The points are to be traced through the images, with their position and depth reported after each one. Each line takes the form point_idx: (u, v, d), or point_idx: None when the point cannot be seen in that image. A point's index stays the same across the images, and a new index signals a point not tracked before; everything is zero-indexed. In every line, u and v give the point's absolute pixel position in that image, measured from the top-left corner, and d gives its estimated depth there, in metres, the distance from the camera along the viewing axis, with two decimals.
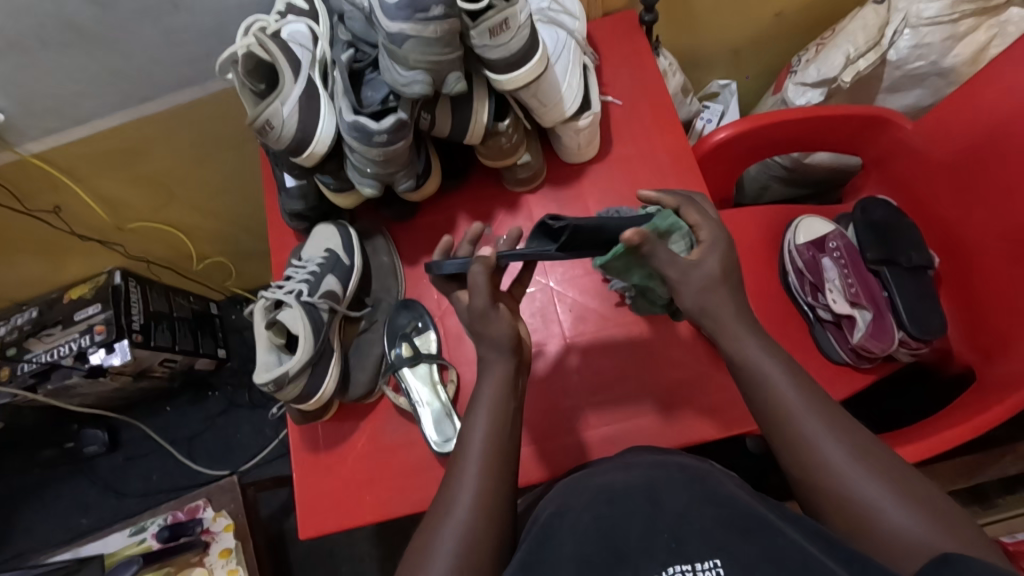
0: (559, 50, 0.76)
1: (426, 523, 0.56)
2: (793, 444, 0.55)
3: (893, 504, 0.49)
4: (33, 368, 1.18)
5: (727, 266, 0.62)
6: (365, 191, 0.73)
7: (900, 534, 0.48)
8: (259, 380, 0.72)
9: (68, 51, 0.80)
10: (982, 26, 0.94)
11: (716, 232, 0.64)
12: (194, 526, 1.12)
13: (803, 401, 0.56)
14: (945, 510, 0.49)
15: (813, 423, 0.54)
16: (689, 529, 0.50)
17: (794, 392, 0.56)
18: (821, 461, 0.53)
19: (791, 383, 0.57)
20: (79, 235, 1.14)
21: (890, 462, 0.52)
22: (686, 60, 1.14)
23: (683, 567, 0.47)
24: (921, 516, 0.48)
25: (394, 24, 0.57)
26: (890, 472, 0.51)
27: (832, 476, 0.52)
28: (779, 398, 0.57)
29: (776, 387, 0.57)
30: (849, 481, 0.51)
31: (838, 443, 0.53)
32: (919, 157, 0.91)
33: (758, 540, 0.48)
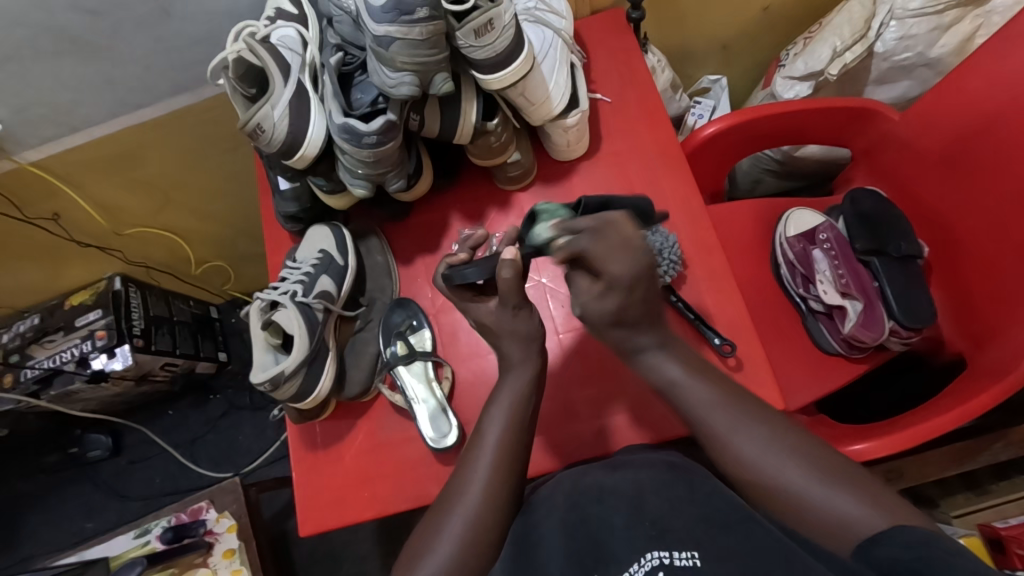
0: (545, 49, 0.77)
1: (431, 514, 0.60)
2: (712, 444, 0.60)
3: (815, 487, 0.53)
4: (36, 374, 1.20)
5: (630, 300, 0.60)
6: (356, 191, 0.74)
7: (823, 514, 0.52)
8: (255, 379, 0.73)
9: (63, 60, 0.81)
10: (967, 17, 0.95)
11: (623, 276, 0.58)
12: (198, 527, 1.14)
13: (715, 400, 0.61)
14: (866, 485, 0.53)
15: (722, 420, 0.59)
16: (673, 521, 0.54)
17: (707, 392, 0.61)
18: (741, 457, 0.57)
19: (703, 384, 0.61)
20: (79, 241, 1.15)
21: (807, 446, 0.56)
22: (676, 57, 1.15)
23: (661, 553, 0.51)
24: (841, 493, 0.52)
25: (381, 27, 0.59)
26: (809, 457, 0.55)
27: (749, 471, 0.57)
28: (688, 398, 0.62)
29: (688, 390, 0.62)
30: (768, 473, 0.55)
31: (752, 437, 0.58)
32: (906, 147, 0.92)
33: (736, 535, 0.52)
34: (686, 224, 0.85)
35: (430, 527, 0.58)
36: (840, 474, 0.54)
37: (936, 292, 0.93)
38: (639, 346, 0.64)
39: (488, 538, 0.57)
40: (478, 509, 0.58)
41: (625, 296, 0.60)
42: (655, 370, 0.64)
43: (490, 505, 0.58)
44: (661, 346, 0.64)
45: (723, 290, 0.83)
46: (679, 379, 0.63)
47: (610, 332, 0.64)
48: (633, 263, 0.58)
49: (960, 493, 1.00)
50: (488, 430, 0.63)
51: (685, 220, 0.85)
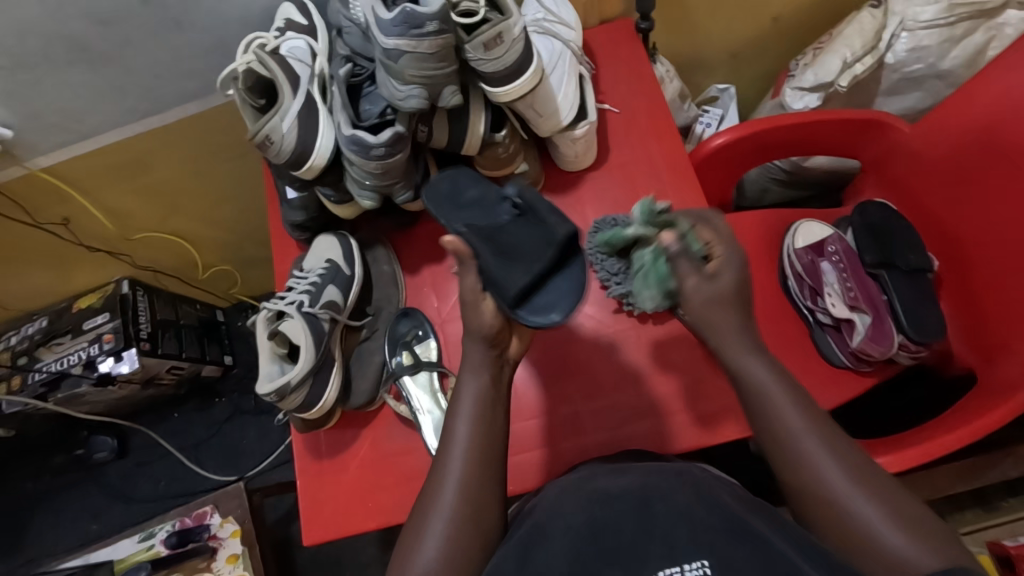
0: (554, 61, 0.77)
1: (415, 514, 0.60)
2: (790, 458, 0.55)
3: (887, 527, 0.50)
4: (44, 377, 1.21)
5: (741, 282, 0.62)
6: (364, 203, 0.74)
7: (888, 554, 0.49)
8: (261, 390, 0.73)
9: (73, 69, 0.81)
10: (978, 29, 0.94)
11: (731, 247, 0.63)
12: (202, 532, 1.15)
13: (801, 418, 0.56)
14: (931, 529, 0.50)
15: (810, 439, 0.55)
16: (678, 531, 0.53)
17: (795, 411, 0.57)
18: (824, 484, 0.53)
19: (791, 404, 0.57)
20: (87, 246, 1.16)
21: (880, 479, 0.53)
22: (685, 65, 1.15)
23: (671, 569, 0.51)
24: (912, 537, 0.49)
25: (389, 40, 0.59)
26: (881, 489, 0.52)
27: (832, 497, 0.53)
28: (779, 414, 0.57)
29: (782, 404, 0.57)
30: (852, 508, 0.52)
31: (836, 462, 0.54)
32: (917, 159, 0.91)
33: (747, 547, 0.50)
34: None
35: (417, 529, 0.58)
36: (911, 517, 0.51)
37: (948, 307, 0.92)
38: (738, 344, 0.61)
39: (479, 525, 0.57)
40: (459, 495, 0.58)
41: (739, 271, 0.62)
42: (745, 371, 0.60)
43: (471, 490, 0.58)
44: (753, 349, 0.61)
45: None
46: (766, 387, 0.58)
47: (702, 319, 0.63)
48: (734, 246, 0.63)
49: (969, 509, 0.99)
50: (459, 421, 0.61)
51: None
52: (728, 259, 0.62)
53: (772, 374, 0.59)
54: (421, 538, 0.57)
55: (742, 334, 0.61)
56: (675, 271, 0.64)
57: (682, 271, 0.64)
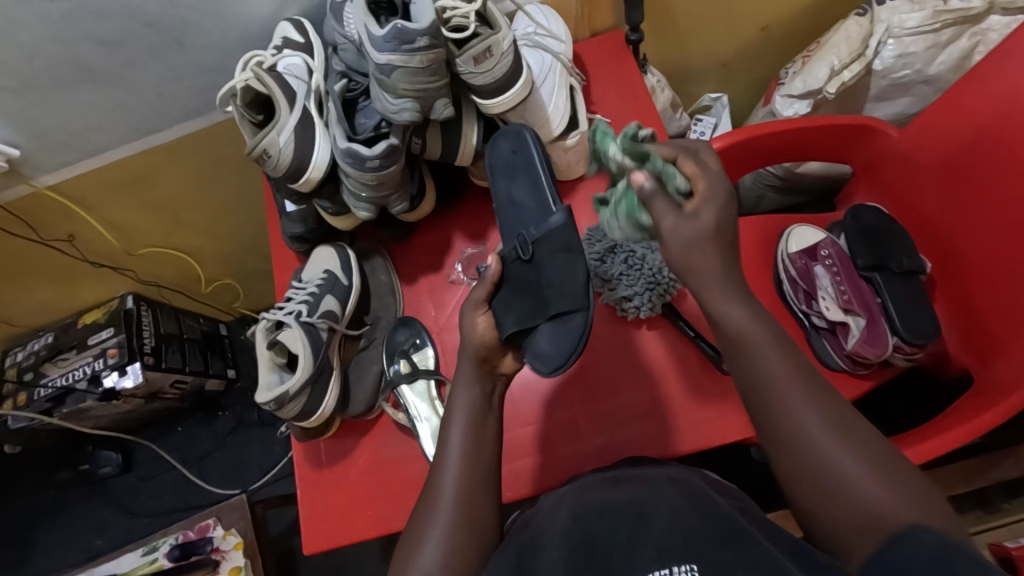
0: (544, 73, 0.78)
1: (413, 523, 0.61)
2: (776, 411, 0.55)
3: (868, 479, 0.51)
4: (49, 393, 1.23)
5: (724, 223, 0.56)
6: (360, 214, 0.75)
7: (867, 508, 0.50)
8: (260, 399, 0.74)
9: (78, 90, 0.84)
10: (963, 35, 0.96)
11: (716, 184, 0.56)
12: (205, 544, 1.15)
13: (785, 367, 0.55)
14: (906, 478, 0.51)
15: (795, 391, 0.55)
16: (674, 539, 0.54)
17: (781, 358, 0.55)
18: (808, 434, 0.53)
19: (778, 351, 0.55)
20: (92, 262, 1.18)
21: (863, 433, 0.53)
22: (677, 75, 1.17)
23: (663, 572, 0.52)
24: (891, 491, 0.50)
25: (383, 56, 0.61)
26: (864, 442, 0.52)
27: (819, 450, 0.52)
28: (765, 361, 0.56)
29: (764, 354, 0.56)
30: (834, 458, 0.52)
31: (821, 415, 0.53)
32: (909, 163, 0.92)
33: (736, 550, 0.52)
34: None
35: (416, 535, 0.59)
36: (892, 471, 0.51)
37: (941, 303, 0.92)
38: (723, 286, 0.56)
39: (473, 527, 0.58)
40: (457, 497, 0.59)
41: (723, 209, 0.56)
42: (725, 314, 0.57)
43: (468, 492, 0.60)
44: (742, 296, 0.57)
45: None
46: (749, 334, 0.56)
47: (688, 268, 0.57)
48: (722, 182, 0.56)
49: (971, 511, 0.98)
50: (451, 431, 0.63)
51: None
52: (718, 190, 0.56)
53: (755, 319, 0.56)
54: (418, 539, 0.58)
55: (729, 273, 0.57)
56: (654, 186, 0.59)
57: (656, 208, 0.57)
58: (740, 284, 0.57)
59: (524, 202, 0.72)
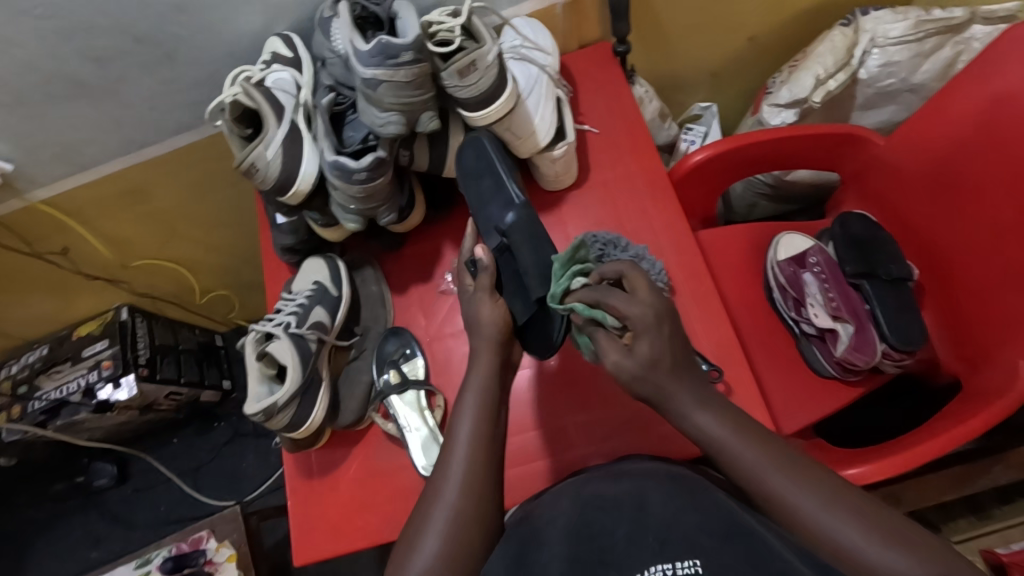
0: (530, 86, 0.80)
1: (410, 523, 0.60)
2: (768, 507, 0.55)
3: (874, 547, 0.50)
4: (43, 405, 1.23)
5: (660, 348, 0.59)
6: (348, 225, 0.76)
7: (882, 574, 0.49)
8: (249, 410, 0.74)
9: (69, 104, 0.84)
10: (947, 43, 0.98)
11: (648, 308, 0.59)
12: (197, 557, 1.15)
13: (761, 458, 0.56)
14: (910, 536, 0.50)
15: (778, 479, 0.55)
16: (675, 532, 0.54)
17: (755, 453, 0.57)
18: (767, 489, 0.55)
19: (747, 445, 0.57)
20: (87, 274, 1.19)
21: (856, 499, 0.53)
22: (666, 85, 1.18)
23: (665, 566, 0.52)
24: (897, 551, 0.50)
25: (368, 71, 0.61)
26: (861, 509, 0.52)
27: (818, 532, 0.52)
28: (742, 464, 0.57)
29: (737, 453, 0.57)
30: (823, 526, 0.52)
31: (808, 493, 0.54)
32: (893, 171, 0.93)
33: (737, 544, 0.52)
34: (676, 249, 0.87)
35: (411, 539, 0.58)
36: (893, 531, 0.51)
37: (929, 313, 0.93)
38: (680, 403, 0.60)
39: (472, 531, 0.58)
40: (459, 499, 0.59)
41: (658, 335, 0.59)
42: (689, 425, 0.60)
43: (465, 493, 0.59)
44: (697, 404, 0.60)
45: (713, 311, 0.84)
46: (713, 436, 0.59)
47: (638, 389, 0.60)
48: (654, 315, 0.59)
49: (962, 518, 0.99)
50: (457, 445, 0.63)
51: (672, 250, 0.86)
52: (646, 305, 0.59)
53: (719, 423, 0.59)
54: (419, 541, 0.57)
55: (679, 386, 0.60)
56: (596, 348, 0.61)
57: (602, 343, 0.61)
58: (692, 388, 0.61)
59: (499, 194, 0.75)
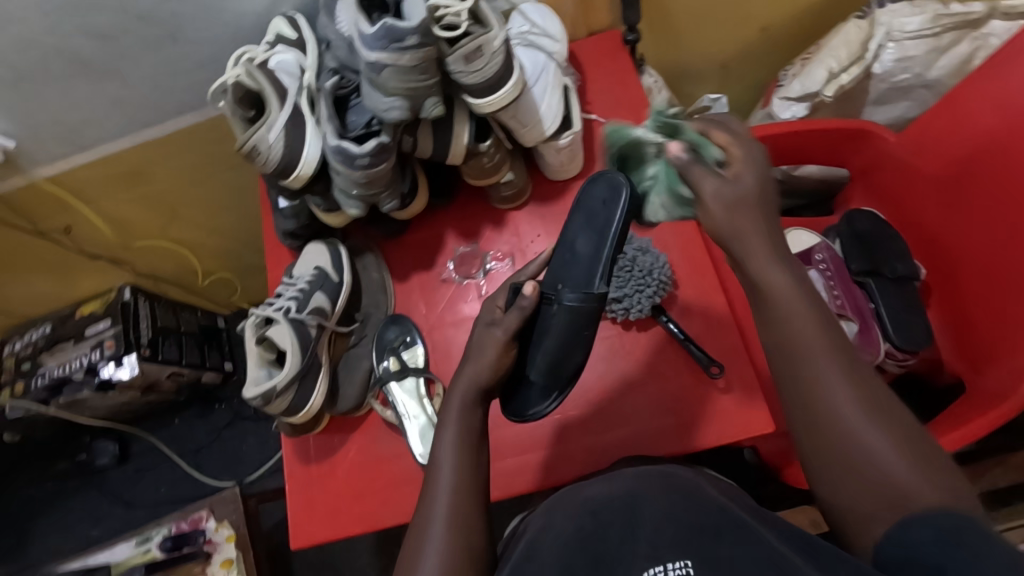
0: (537, 73, 0.78)
1: (411, 534, 0.58)
2: (803, 383, 0.52)
3: (891, 455, 0.49)
4: (46, 383, 1.23)
5: (763, 184, 0.56)
6: (350, 211, 0.76)
7: (886, 483, 0.48)
8: (248, 394, 0.74)
9: (72, 82, 0.84)
10: (964, 39, 0.95)
11: (750, 147, 0.57)
12: (197, 536, 1.16)
13: (812, 334, 0.52)
14: (927, 456, 0.49)
15: (821, 361, 0.52)
16: (666, 534, 0.54)
17: (807, 324, 0.53)
18: (833, 406, 0.51)
19: (807, 314, 0.53)
20: (90, 254, 1.18)
21: (890, 404, 0.51)
22: (676, 76, 1.16)
23: (656, 569, 0.51)
24: (909, 464, 0.48)
25: (372, 54, 0.60)
26: (890, 418, 0.50)
27: (844, 426, 0.50)
28: (792, 332, 0.53)
29: (794, 318, 0.53)
30: (850, 425, 0.50)
31: (846, 386, 0.51)
32: (904, 167, 0.92)
33: (731, 543, 0.51)
34: None
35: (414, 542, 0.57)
36: (911, 446, 0.49)
37: (936, 314, 0.92)
38: (754, 247, 0.54)
39: (472, 521, 0.57)
40: (458, 491, 0.59)
41: (761, 174, 0.56)
42: (760, 276, 0.54)
43: (463, 483, 0.60)
44: (775, 258, 0.54)
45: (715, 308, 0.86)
46: (783, 293, 0.53)
47: (721, 225, 0.55)
48: (757, 150, 0.57)
49: None
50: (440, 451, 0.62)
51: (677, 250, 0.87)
52: (753, 156, 0.56)
53: (792, 283, 0.53)
54: (422, 532, 0.57)
55: (761, 238, 0.54)
56: (689, 176, 0.57)
57: (701, 177, 0.56)
58: (777, 246, 0.55)
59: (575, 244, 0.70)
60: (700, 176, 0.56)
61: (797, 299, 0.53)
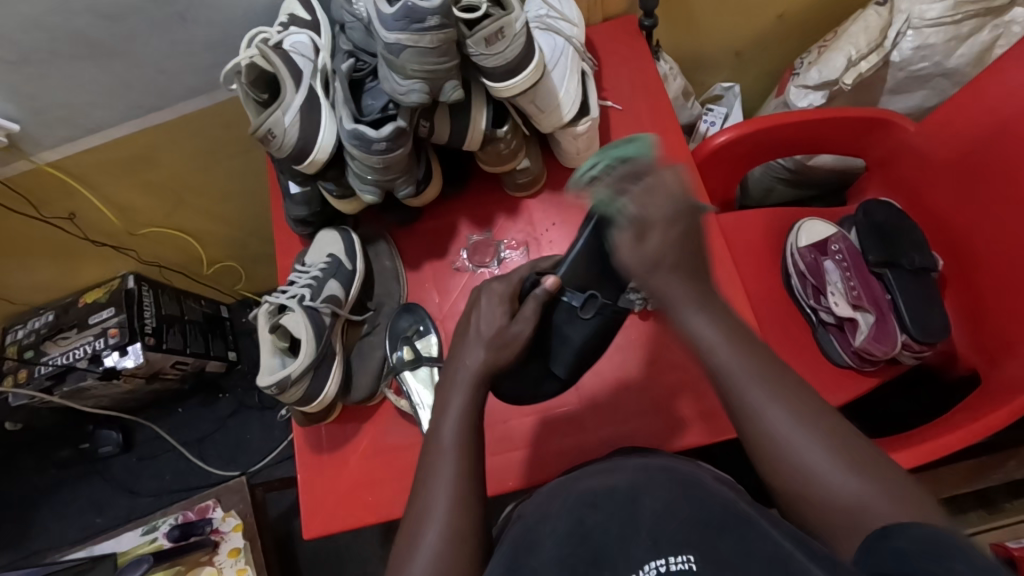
0: (556, 57, 0.77)
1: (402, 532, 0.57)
2: (743, 414, 0.56)
3: (838, 472, 0.51)
4: (50, 371, 1.22)
5: (671, 240, 0.58)
6: (365, 197, 0.74)
7: (839, 499, 0.50)
8: (262, 383, 0.74)
9: (79, 63, 0.82)
10: (985, 27, 0.94)
11: (665, 200, 0.58)
12: (204, 526, 1.15)
13: (746, 368, 0.56)
14: (877, 466, 0.51)
15: (756, 392, 0.55)
16: (668, 527, 0.52)
17: (742, 360, 0.56)
18: (772, 436, 0.54)
19: (739, 354, 0.57)
20: (94, 240, 1.17)
21: (828, 420, 0.54)
22: (689, 64, 1.14)
23: (658, 563, 0.49)
24: (861, 478, 0.50)
25: (391, 35, 0.59)
26: (833, 433, 0.53)
27: (786, 449, 0.53)
28: (723, 369, 0.57)
29: (722, 357, 0.57)
30: (795, 447, 0.53)
31: (784, 408, 0.54)
32: (923, 157, 0.90)
33: (732, 537, 0.49)
34: None
35: (410, 532, 0.57)
36: (857, 456, 0.52)
37: (953, 307, 0.91)
38: (677, 302, 0.58)
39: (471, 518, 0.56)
40: (455, 483, 0.58)
41: (671, 229, 0.58)
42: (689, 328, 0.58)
43: (462, 472, 0.58)
44: (697, 305, 0.58)
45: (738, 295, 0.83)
46: (710, 341, 0.57)
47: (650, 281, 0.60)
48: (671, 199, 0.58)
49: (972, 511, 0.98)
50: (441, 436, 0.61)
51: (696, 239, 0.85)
52: (663, 203, 0.58)
53: (713, 326, 0.58)
54: (419, 526, 0.56)
55: (682, 290, 0.58)
56: (616, 241, 0.61)
57: (619, 237, 0.60)
58: (702, 289, 0.59)
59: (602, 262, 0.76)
60: (620, 239, 0.60)
61: (720, 343, 0.57)
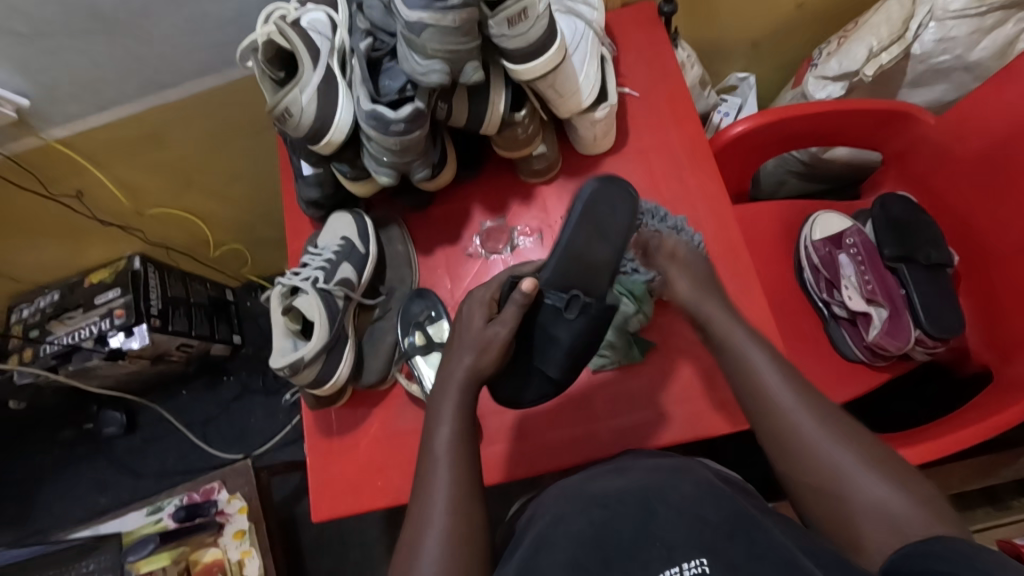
0: (576, 40, 0.76)
1: (407, 524, 0.58)
2: (775, 424, 0.59)
3: (869, 478, 0.54)
4: (55, 350, 1.21)
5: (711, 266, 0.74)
6: (381, 179, 0.73)
7: (877, 504, 0.53)
8: (274, 364, 0.73)
9: (92, 38, 0.81)
10: (1010, 19, 0.92)
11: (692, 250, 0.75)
12: (210, 507, 1.16)
13: (779, 381, 0.61)
14: (904, 473, 0.54)
15: (787, 402, 0.59)
16: (680, 527, 0.52)
17: (778, 377, 0.61)
18: (803, 443, 0.57)
19: (772, 368, 0.62)
20: (101, 220, 1.16)
21: (853, 430, 0.57)
22: (706, 52, 1.13)
23: (671, 569, 0.49)
24: (891, 486, 0.54)
25: (413, 13, 0.58)
26: (858, 439, 0.57)
27: (815, 455, 0.57)
28: (759, 383, 0.62)
29: (754, 372, 0.62)
30: (823, 454, 0.56)
31: (811, 414, 0.58)
32: (942, 152, 0.89)
33: (744, 542, 0.50)
34: (712, 227, 0.83)
35: (416, 525, 0.57)
36: (883, 463, 0.55)
37: (967, 305, 0.90)
38: (725, 328, 0.67)
39: (473, 514, 0.57)
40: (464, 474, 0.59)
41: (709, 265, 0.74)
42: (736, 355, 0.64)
43: (464, 470, 0.59)
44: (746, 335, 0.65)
45: (746, 292, 0.80)
46: (747, 360, 0.63)
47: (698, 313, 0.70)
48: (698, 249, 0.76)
49: (980, 508, 0.99)
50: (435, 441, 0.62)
51: (713, 228, 0.83)
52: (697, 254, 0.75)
53: (755, 346, 0.64)
54: (427, 516, 0.57)
55: (733, 320, 0.67)
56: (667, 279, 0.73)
57: (672, 278, 0.73)
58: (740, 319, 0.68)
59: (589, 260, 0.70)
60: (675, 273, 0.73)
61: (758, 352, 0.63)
